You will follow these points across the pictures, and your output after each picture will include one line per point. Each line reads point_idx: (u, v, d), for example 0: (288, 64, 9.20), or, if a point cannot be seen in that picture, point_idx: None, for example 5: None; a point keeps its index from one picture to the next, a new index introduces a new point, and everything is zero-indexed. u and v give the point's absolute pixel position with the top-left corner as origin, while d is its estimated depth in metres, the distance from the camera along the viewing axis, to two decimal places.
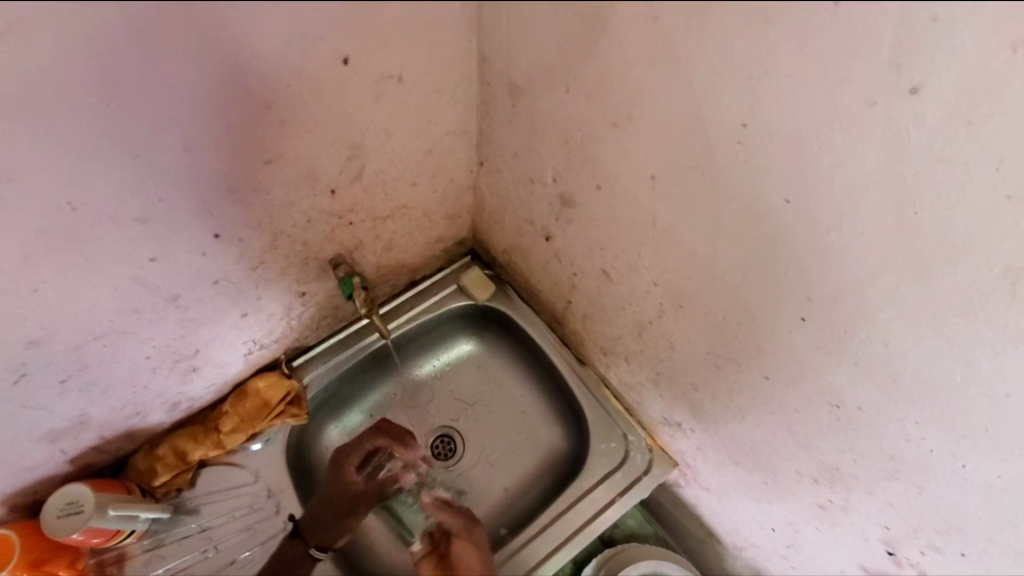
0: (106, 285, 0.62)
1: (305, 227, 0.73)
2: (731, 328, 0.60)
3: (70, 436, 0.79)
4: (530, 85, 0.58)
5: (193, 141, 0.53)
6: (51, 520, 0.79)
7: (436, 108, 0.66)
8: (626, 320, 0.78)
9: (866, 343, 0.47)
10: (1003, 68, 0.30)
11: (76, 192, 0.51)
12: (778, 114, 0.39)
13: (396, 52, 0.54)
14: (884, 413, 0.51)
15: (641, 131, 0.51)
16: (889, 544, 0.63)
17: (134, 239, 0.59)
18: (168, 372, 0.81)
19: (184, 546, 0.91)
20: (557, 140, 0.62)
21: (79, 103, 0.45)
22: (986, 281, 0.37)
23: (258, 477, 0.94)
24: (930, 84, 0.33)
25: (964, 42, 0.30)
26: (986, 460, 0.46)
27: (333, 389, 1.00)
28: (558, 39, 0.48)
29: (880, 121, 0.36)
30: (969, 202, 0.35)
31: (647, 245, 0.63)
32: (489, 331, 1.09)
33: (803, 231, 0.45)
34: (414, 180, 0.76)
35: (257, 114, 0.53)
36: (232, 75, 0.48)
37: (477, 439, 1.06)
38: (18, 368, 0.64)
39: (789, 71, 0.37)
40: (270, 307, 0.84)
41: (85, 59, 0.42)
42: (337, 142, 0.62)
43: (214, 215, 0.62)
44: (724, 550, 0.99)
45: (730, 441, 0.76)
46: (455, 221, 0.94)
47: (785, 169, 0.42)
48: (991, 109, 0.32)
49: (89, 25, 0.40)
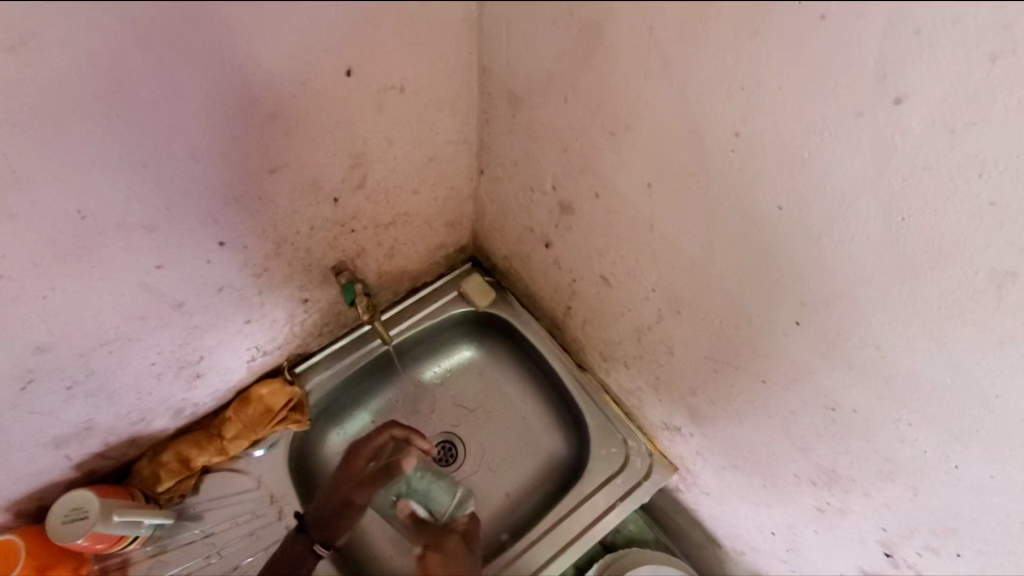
0: (112, 292, 0.63)
1: (308, 235, 0.74)
2: (728, 332, 0.61)
3: (75, 442, 0.80)
4: (528, 95, 0.59)
5: (200, 150, 0.54)
6: (56, 525, 0.79)
7: (436, 118, 0.67)
8: (626, 325, 0.79)
9: (860, 346, 0.48)
10: (984, 77, 0.31)
11: (85, 201, 0.52)
12: (769, 121, 0.41)
13: (398, 63, 0.55)
14: (878, 415, 0.52)
15: (637, 140, 0.52)
16: (887, 546, 0.63)
17: (140, 246, 0.60)
18: (172, 378, 0.82)
19: (187, 552, 0.91)
20: (555, 148, 0.63)
21: (89, 114, 0.46)
22: (973, 284, 0.38)
23: (261, 482, 0.95)
24: (914, 94, 0.34)
25: (946, 52, 0.31)
26: (980, 461, 0.46)
27: (335, 395, 1.01)
28: (556, 50, 0.50)
29: (867, 130, 0.37)
30: (955, 208, 0.36)
31: (645, 252, 0.64)
32: (490, 337, 1.10)
33: (796, 237, 0.46)
34: (415, 188, 0.77)
35: (262, 124, 0.54)
36: (239, 86, 0.49)
37: (478, 444, 1.06)
38: (26, 374, 0.65)
39: (780, 81, 0.38)
40: (273, 314, 0.85)
41: (96, 72, 0.43)
42: (340, 151, 0.63)
43: (219, 223, 0.63)
44: (724, 555, 1.00)
45: (729, 445, 0.77)
46: (455, 228, 0.95)
47: (778, 176, 0.43)
48: (972, 117, 0.33)
49: (100, 37, 0.41)
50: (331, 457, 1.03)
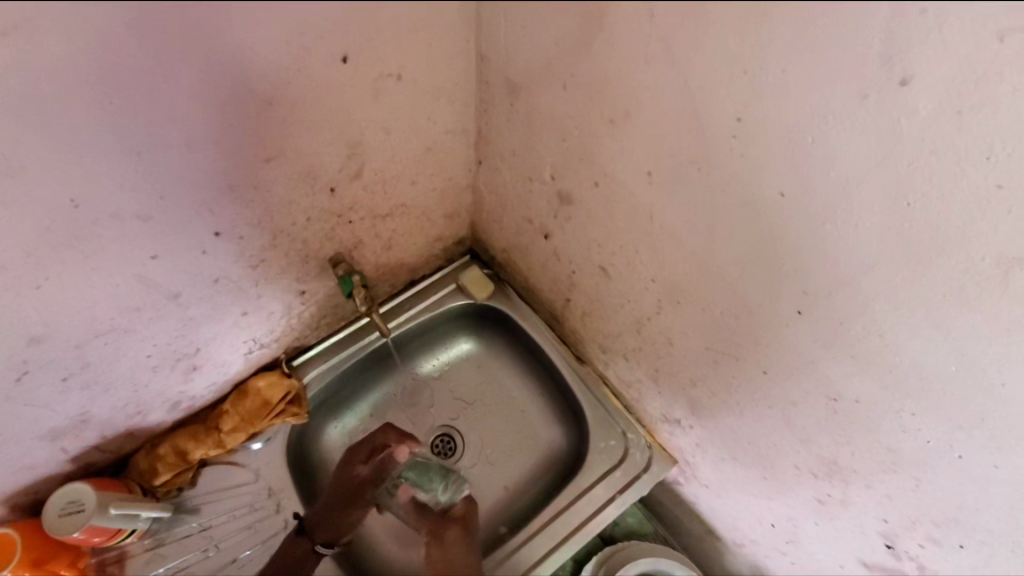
0: (107, 283, 0.62)
1: (305, 225, 0.73)
2: (729, 323, 0.60)
3: (71, 435, 0.80)
4: (528, 83, 0.59)
5: (195, 139, 0.53)
6: (53, 519, 0.79)
7: (434, 107, 0.66)
8: (625, 316, 0.79)
9: (862, 335, 0.48)
10: (992, 58, 0.31)
11: (78, 189, 0.51)
12: (773, 107, 0.40)
13: (396, 50, 0.54)
14: (880, 404, 0.51)
15: (638, 128, 0.51)
16: (888, 537, 0.63)
17: (135, 236, 0.59)
18: (169, 370, 0.81)
19: (184, 546, 0.91)
20: (555, 137, 0.63)
21: (82, 100, 0.45)
22: (978, 271, 0.38)
23: (259, 475, 0.95)
24: (921, 76, 0.33)
25: (954, 33, 0.31)
26: (983, 451, 0.46)
27: (333, 388, 1.01)
28: (555, 37, 0.49)
29: (873, 114, 0.36)
30: (961, 192, 0.36)
31: (645, 242, 0.63)
32: (488, 330, 1.09)
33: (798, 225, 0.45)
34: (413, 179, 0.76)
35: (258, 112, 0.54)
36: (233, 73, 0.48)
37: (476, 437, 1.06)
38: (20, 366, 0.64)
39: (784, 65, 0.37)
40: (270, 306, 0.84)
41: (88, 58, 0.42)
42: (338, 140, 0.63)
43: (215, 213, 0.62)
44: (724, 547, 1.00)
45: (730, 437, 0.77)
46: (453, 220, 0.94)
47: (780, 163, 0.43)
48: (979, 99, 0.32)
49: (91, 21, 0.40)
50: (329, 450, 1.03)
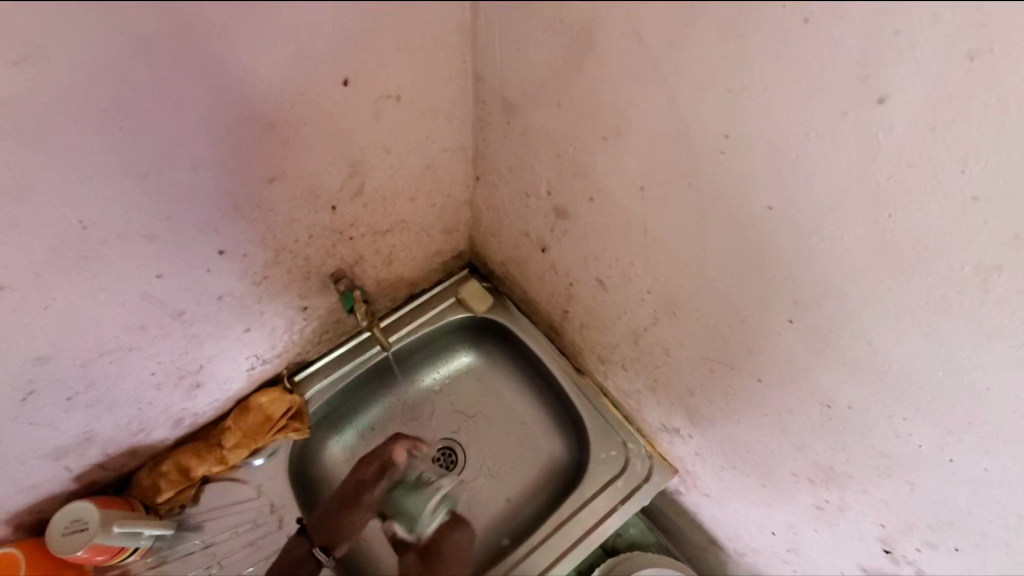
0: (113, 302, 0.63)
1: (307, 243, 0.74)
2: (723, 332, 0.62)
3: (75, 453, 0.80)
4: (522, 101, 0.60)
5: (201, 160, 0.54)
6: (55, 537, 0.79)
7: (432, 125, 0.68)
8: (623, 328, 0.80)
9: (851, 342, 0.49)
10: (962, 76, 0.32)
11: (87, 212, 0.53)
12: (756, 126, 0.42)
13: (394, 73, 0.56)
14: (872, 410, 0.52)
15: (630, 144, 0.53)
16: (886, 543, 0.64)
17: (140, 256, 0.60)
18: (172, 388, 0.82)
19: (187, 564, 0.91)
20: (550, 153, 0.64)
21: (91, 125, 0.47)
22: (959, 278, 0.39)
23: (261, 492, 0.95)
24: (896, 94, 0.35)
25: (923, 53, 0.32)
26: (974, 454, 0.47)
27: (336, 403, 1.02)
28: (547, 58, 0.51)
29: (852, 129, 0.38)
30: (939, 202, 0.37)
31: (640, 254, 0.65)
32: (487, 342, 1.10)
33: (785, 237, 0.47)
34: (412, 196, 0.78)
35: (262, 134, 0.55)
36: (236, 95, 0.50)
37: (478, 451, 1.07)
38: (26, 385, 0.65)
39: (766, 84, 0.39)
40: (272, 322, 0.85)
41: (99, 85, 0.44)
42: (338, 160, 0.64)
43: (218, 232, 0.64)
44: (727, 557, 1.00)
45: (728, 447, 0.78)
46: (452, 235, 0.96)
47: (767, 178, 0.44)
48: (952, 115, 0.34)
49: (100, 51, 0.42)
50: (332, 465, 1.03)
